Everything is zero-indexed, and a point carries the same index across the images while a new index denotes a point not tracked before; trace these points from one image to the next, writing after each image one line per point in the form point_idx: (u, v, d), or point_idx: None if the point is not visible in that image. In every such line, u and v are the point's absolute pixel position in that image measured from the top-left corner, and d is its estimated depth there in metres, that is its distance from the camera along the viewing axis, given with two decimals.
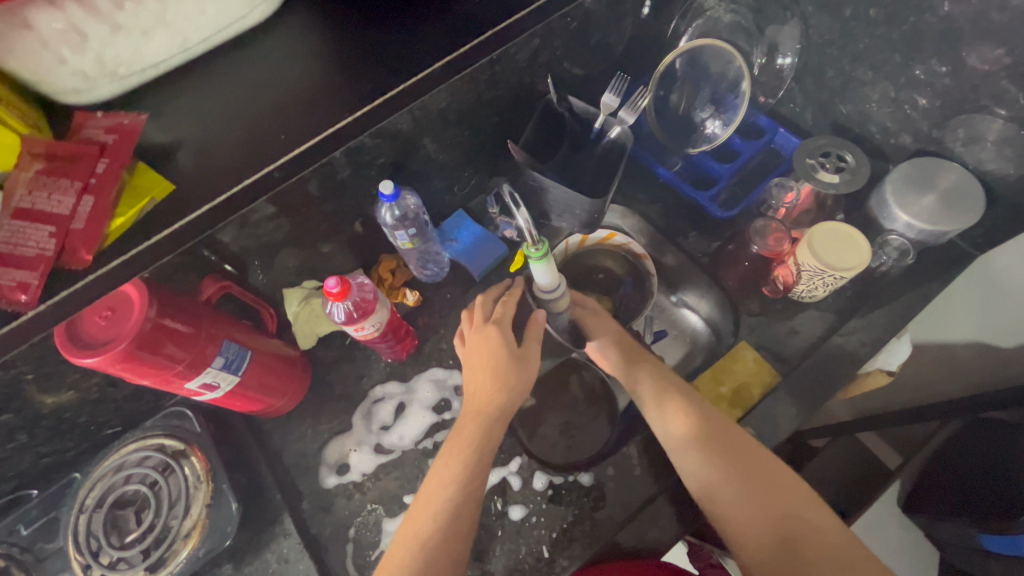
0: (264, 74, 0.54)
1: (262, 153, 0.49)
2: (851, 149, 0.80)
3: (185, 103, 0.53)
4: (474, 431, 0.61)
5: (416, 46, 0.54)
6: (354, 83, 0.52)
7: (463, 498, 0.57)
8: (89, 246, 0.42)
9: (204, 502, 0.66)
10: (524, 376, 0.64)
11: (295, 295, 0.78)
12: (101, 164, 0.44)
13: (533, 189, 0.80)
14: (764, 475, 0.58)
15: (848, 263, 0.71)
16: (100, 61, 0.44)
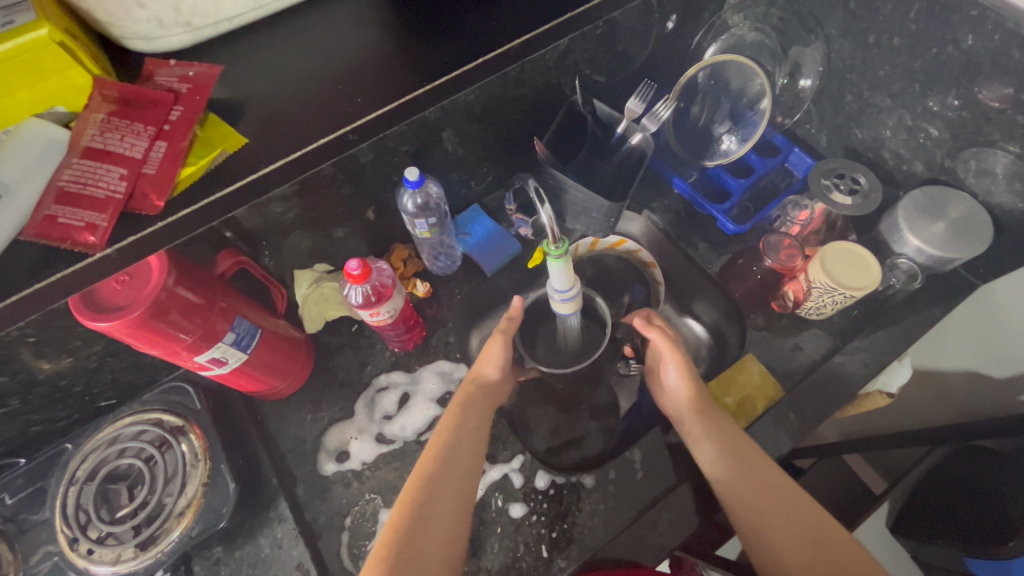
0: (322, 41, 0.57)
1: (338, 113, 0.52)
2: (864, 172, 0.81)
3: (246, 60, 0.55)
4: (463, 399, 0.67)
5: (487, 28, 0.57)
6: (427, 55, 0.56)
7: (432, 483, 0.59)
8: (162, 192, 0.45)
9: (201, 480, 0.65)
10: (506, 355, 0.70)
11: (305, 277, 0.78)
12: (175, 111, 0.48)
13: (552, 188, 0.80)
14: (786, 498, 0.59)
15: (858, 283, 0.72)
16: (177, 8, 0.47)
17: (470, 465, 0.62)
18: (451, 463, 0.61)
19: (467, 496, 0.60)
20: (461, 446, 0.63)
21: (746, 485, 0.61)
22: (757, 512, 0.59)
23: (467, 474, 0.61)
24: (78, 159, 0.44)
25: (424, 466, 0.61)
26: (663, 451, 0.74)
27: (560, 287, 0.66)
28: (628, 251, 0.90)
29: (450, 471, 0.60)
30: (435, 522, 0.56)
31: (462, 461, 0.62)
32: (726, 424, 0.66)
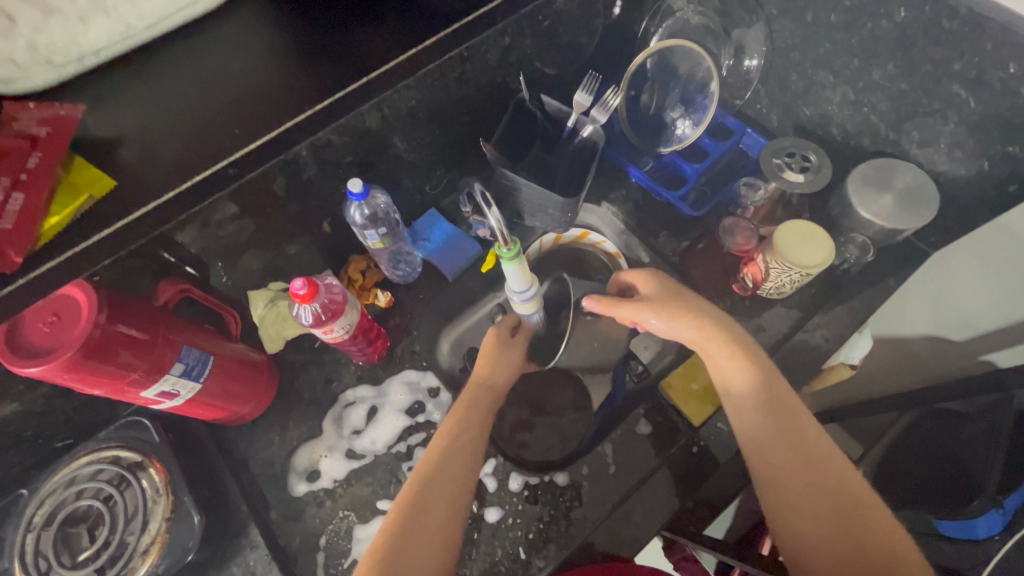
0: (208, 68, 0.55)
1: (215, 146, 0.50)
2: (814, 149, 0.82)
3: (124, 97, 0.53)
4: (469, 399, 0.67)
5: (374, 45, 0.57)
6: (311, 79, 0.54)
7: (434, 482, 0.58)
8: (20, 246, 0.40)
9: (164, 515, 0.63)
10: (512, 362, 0.72)
11: (261, 297, 0.76)
12: (34, 158, 0.43)
13: (506, 188, 0.79)
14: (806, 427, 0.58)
15: (813, 261, 0.72)
16: (31, 47, 0.45)
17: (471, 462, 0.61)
18: (447, 459, 0.60)
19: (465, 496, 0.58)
20: (459, 444, 0.61)
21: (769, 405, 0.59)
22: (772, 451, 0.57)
23: (465, 475, 0.59)
24: None
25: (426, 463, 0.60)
26: (633, 442, 0.75)
27: (518, 288, 0.66)
28: (592, 243, 0.90)
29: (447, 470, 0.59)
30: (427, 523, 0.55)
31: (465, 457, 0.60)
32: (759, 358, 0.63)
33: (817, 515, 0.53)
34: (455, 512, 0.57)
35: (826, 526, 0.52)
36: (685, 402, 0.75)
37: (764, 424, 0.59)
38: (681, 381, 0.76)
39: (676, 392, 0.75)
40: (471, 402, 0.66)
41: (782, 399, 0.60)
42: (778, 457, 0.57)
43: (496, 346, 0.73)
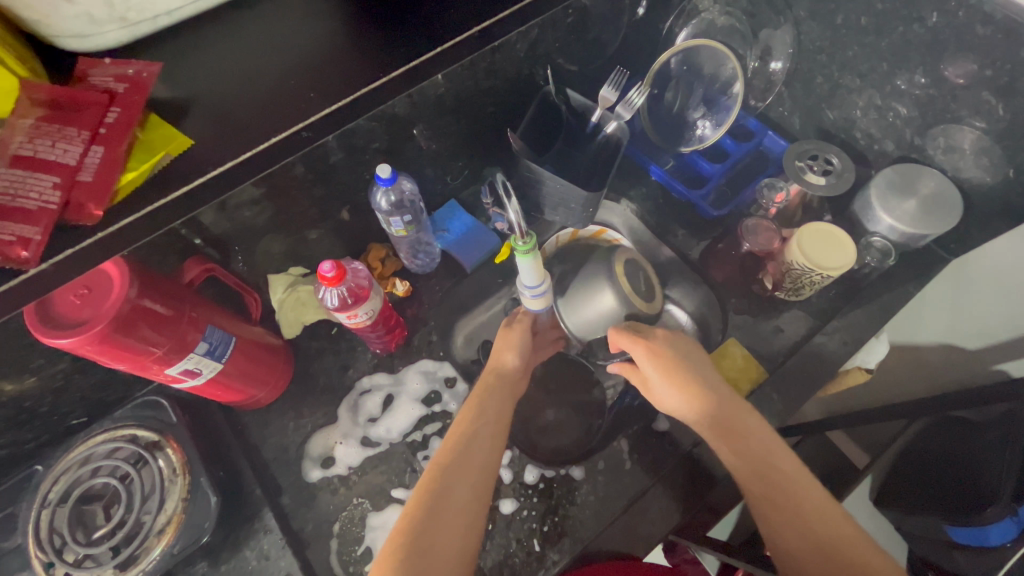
0: (276, 36, 0.56)
1: (289, 112, 0.51)
2: (837, 153, 0.82)
3: (191, 62, 0.53)
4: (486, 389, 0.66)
5: (439, 21, 0.58)
6: (381, 48, 0.55)
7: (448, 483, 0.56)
8: (100, 201, 0.42)
9: (181, 495, 0.63)
10: (518, 344, 0.71)
11: (281, 282, 0.76)
12: (111, 114, 0.44)
13: (529, 181, 0.79)
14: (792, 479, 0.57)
15: (835, 264, 0.73)
16: (110, 4, 0.44)
17: (490, 453, 0.59)
18: (461, 465, 0.57)
19: (485, 493, 0.57)
20: (475, 441, 0.60)
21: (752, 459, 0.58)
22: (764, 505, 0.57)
23: (482, 469, 0.58)
24: (3, 168, 0.40)
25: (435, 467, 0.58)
26: (649, 439, 0.75)
27: (530, 283, 0.66)
28: (609, 240, 0.90)
29: (461, 469, 0.57)
30: (443, 530, 0.52)
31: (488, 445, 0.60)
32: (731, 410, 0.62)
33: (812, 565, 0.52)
34: (476, 501, 0.56)
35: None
36: None
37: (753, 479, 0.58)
38: None
39: None
40: (487, 389, 0.66)
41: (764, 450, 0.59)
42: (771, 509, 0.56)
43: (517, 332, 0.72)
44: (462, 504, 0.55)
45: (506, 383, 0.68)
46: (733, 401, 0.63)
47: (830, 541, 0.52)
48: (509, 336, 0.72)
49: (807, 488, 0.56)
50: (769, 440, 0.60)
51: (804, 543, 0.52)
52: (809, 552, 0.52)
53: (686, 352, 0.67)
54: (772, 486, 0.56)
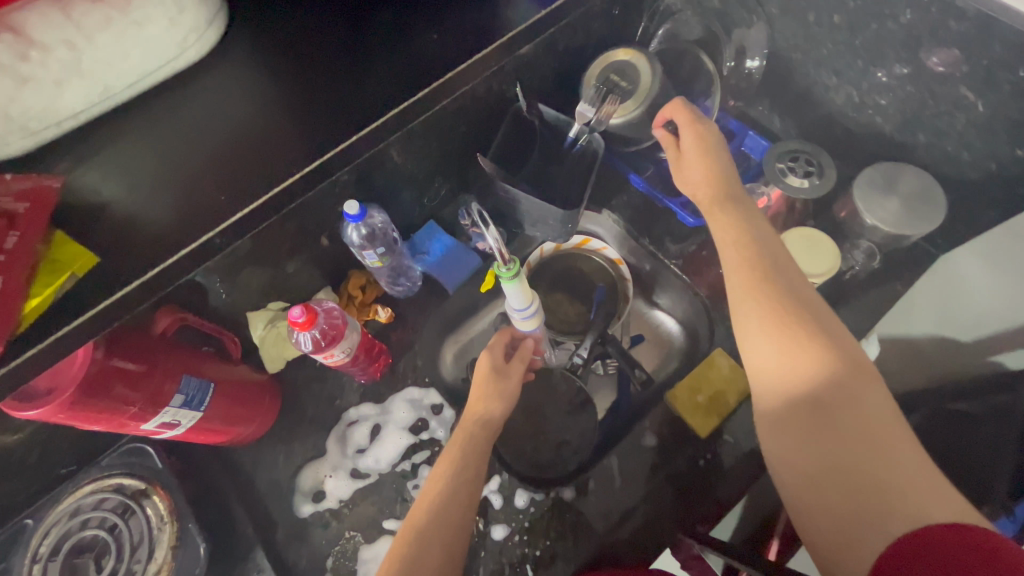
0: (192, 120, 0.54)
1: (201, 213, 0.50)
2: (818, 153, 0.80)
3: (106, 155, 0.53)
4: (460, 447, 0.62)
5: (362, 100, 0.56)
6: (295, 135, 0.54)
7: (421, 561, 0.54)
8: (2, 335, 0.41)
9: (169, 543, 0.63)
10: (510, 388, 0.67)
11: (260, 318, 0.76)
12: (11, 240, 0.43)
13: (506, 200, 0.78)
14: (819, 345, 0.51)
15: (813, 270, 0.72)
16: (7, 116, 0.45)
17: (469, 500, 0.59)
18: (440, 508, 0.57)
19: (462, 541, 0.56)
20: (457, 485, 0.59)
21: (765, 307, 0.55)
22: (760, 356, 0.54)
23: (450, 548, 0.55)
24: None
25: (416, 517, 0.57)
26: (639, 454, 0.74)
27: (516, 306, 0.65)
28: (593, 250, 0.90)
29: (446, 520, 0.56)
30: (428, 569, 0.53)
31: (459, 520, 0.57)
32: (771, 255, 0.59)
33: (797, 426, 0.50)
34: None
35: (800, 438, 0.49)
36: (691, 416, 0.75)
37: (759, 331, 0.54)
38: (686, 394, 0.76)
39: (680, 406, 0.75)
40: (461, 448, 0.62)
41: (790, 311, 0.54)
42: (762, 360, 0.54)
43: (492, 373, 0.67)
44: (441, 548, 0.55)
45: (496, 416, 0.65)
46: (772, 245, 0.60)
47: (811, 371, 0.50)
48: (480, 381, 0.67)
49: (811, 320, 0.53)
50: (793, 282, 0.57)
51: (791, 400, 0.51)
52: (793, 398, 0.51)
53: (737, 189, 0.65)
54: (765, 311, 0.55)
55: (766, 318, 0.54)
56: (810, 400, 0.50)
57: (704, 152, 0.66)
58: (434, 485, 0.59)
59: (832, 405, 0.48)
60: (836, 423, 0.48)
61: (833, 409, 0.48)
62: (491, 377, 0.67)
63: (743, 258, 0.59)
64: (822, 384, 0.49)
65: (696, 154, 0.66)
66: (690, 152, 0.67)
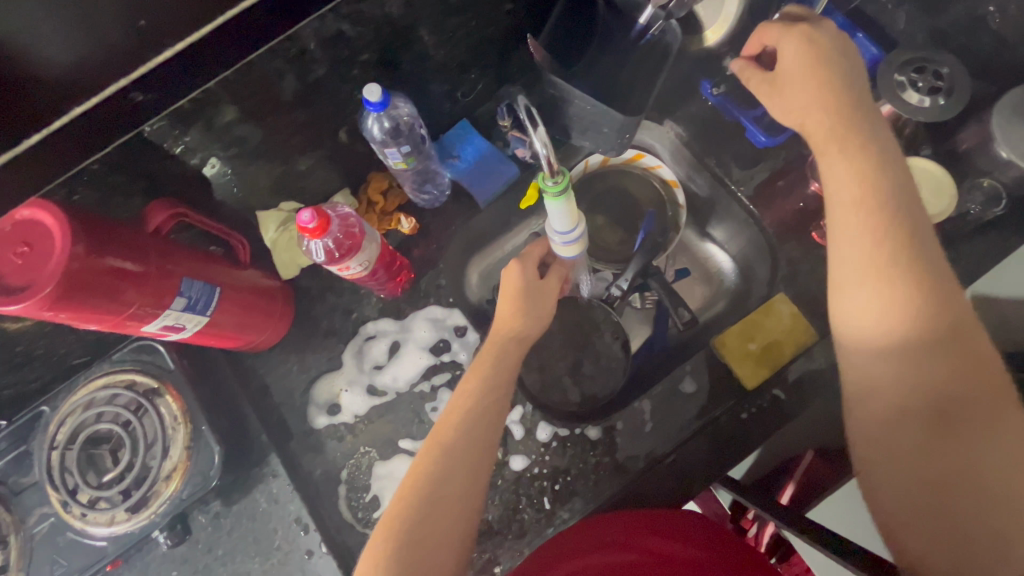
0: None
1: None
2: (948, 61, 0.64)
3: None
4: (483, 369, 0.56)
5: None
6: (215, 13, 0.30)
7: (437, 494, 0.49)
8: None
9: (184, 443, 0.62)
10: (542, 311, 0.59)
11: (272, 219, 0.69)
12: None
13: (553, 99, 0.65)
14: (950, 343, 0.42)
15: (922, 211, 0.59)
16: None
17: (494, 425, 0.53)
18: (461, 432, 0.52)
19: (485, 465, 0.51)
20: (480, 406, 0.53)
21: (893, 287, 0.44)
22: (870, 342, 0.45)
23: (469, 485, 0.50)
24: None
25: (438, 440, 0.52)
26: (675, 400, 0.69)
27: (559, 229, 0.56)
28: (645, 167, 0.78)
29: (467, 444, 0.51)
30: (444, 505, 0.49)
31: (478, 452, 0.51)
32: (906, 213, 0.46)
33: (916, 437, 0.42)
34: (465, 515, 0.49)
35: (919, 450, 0.41)
36: (739, 364, 0.67)
37: (878, 315, 0.44)
38: (737, 341, 0.68)
39: (728, 352, 0.68)
40: (484, 373, 0.55)
41: (928, 296, 0.43)
42: (878, 348, 0.44)
43: (525, 292, 0.58)
44: (462, 473, 0.50)
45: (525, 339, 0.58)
46: (906, 200, 0.47)
47: (947, 371, 0.42)
48: (510, 300, 0.58)
49: (952, 309, 0.43)
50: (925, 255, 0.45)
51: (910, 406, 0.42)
52: (913, 403, 0.42)
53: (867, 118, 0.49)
54: (889, 296, 0.44)
55: (896, 297, 0.43)
56: (938, 411, 0.41)
57: (807, 71, 0.50)
58: (454, 406, 0.54)
59: (962, 418, 0.41)
60: (960, 440, 0.40)
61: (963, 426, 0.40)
62: (523, 298, 0.58)
63: (869, 222, 0.46)
64: (957, 397, 0.41)
65: (806, 74, 0.49)
66: (793, 77, 0.51)
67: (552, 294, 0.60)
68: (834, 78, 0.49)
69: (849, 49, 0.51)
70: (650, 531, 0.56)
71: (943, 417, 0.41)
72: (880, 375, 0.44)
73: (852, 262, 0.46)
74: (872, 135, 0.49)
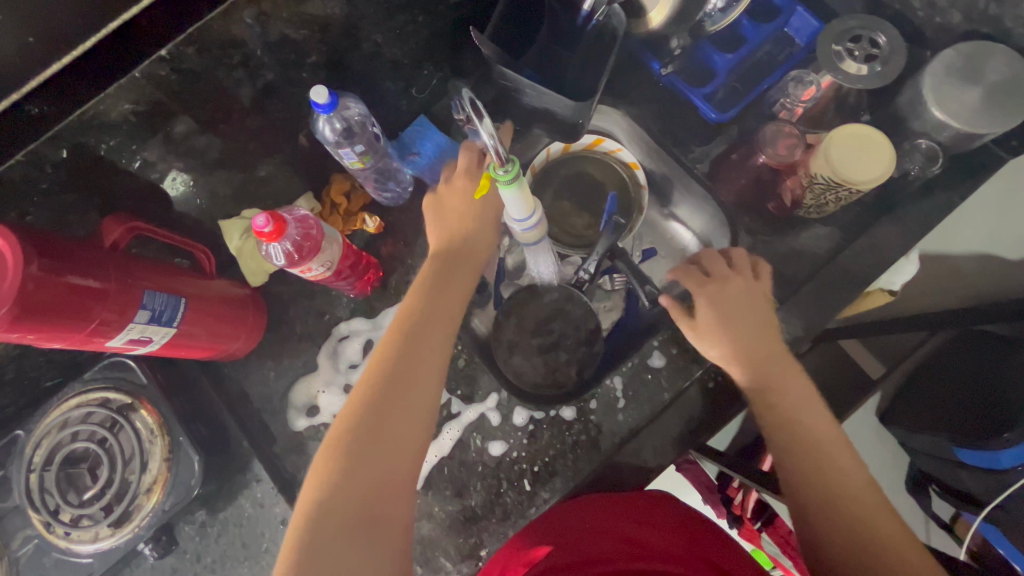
0: None
1: None
2: (885, 29, 0.66)
3: None
4: (425, 319, 0.54)
5: None
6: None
7: (364, 464, 0.46)
8: None
9: (162, 456, 0.63)
10: (479, 264, 0.59)
11: (236, 227, 0.69)
12: None
13: (506, 90, 0.66)
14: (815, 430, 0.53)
15: (865, 175, 0.61)
16: None
17: (431, 384, 0.51)
18: (384, 401, 0.49)
19: (412, 444, 0.49)
20: (422, 364, 0.51)
21: (772, 381, 0.56)
22: (772, 428, 0.55)
23: (400, 452, 0.48)
24: None
25: (365, 398, 0.49)
26: (646, 376, 0.71)
27: (520, 217, 0.57)
28: (605, 151, 0.80)
29: (396, 414, 0.49)
30: (368, 475, 0.46)
31: (411, 419, 0.49)
32: (757, 322, 0.59)
33: (830, 513, 0.49)
34: (388, 488, 0.47)
35: (834, 523, 0.49)
36: None
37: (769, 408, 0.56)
38: None
39: None
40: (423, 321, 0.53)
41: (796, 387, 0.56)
42: (777, 428, 0.55)
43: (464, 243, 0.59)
44: (385, 446, 0.48)
45: (447, 298, 0.56)
46: (752, 310, 0.60)
47: (814, 455, 0.52)
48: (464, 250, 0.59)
49: (805, 402, 0.55)
50: (808, 405, 0.55)
51: (814, 484, 0.51)
52: (813, 483, 0.51)
53: (752, 302, 0.60)
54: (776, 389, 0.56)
55: (767, 380, 0.56)
56: (842, 491, 0.50)
57: (725, 320, 0.59)
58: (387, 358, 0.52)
59: (839, 484, 0.50)
60: (848, 511, 0.49)
61: (847, 502, 0.49)
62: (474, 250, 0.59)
63: (740, 359, 0.58)
64: (846, 484, 0.50)
65: (737, 302, 0.60)
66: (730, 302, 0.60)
67: (475, 258, 0.59)
68: (767, 316, 0.60)
69: (750, 301, 0.60)
70: (617, 516, 0.58)
71: (836, 500, 0.50)
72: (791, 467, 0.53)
73: (728, 346, 0.58)
74: (743, 291, 0.61)
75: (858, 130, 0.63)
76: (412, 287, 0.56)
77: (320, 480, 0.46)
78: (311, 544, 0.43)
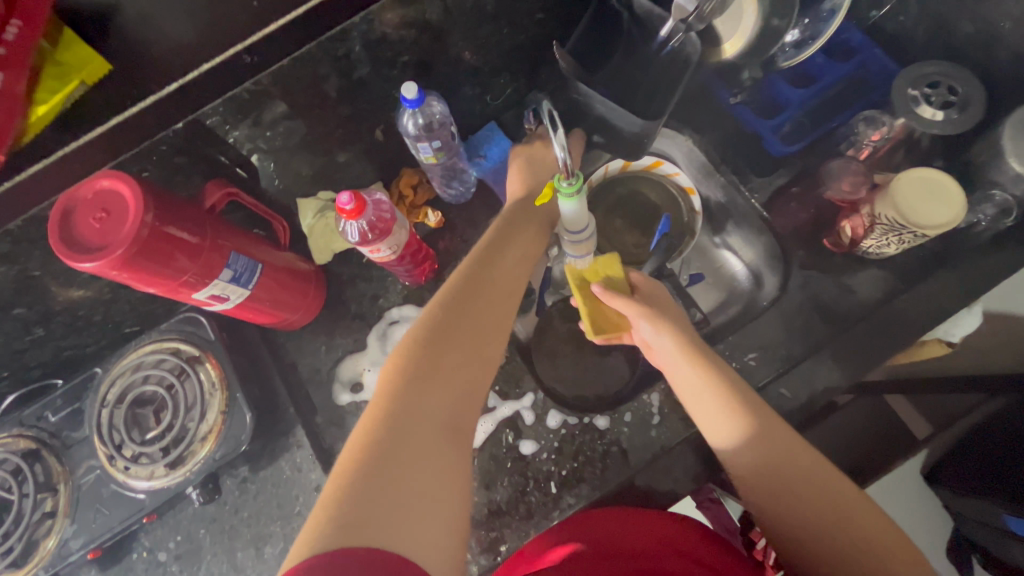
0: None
1: None
2: (964, 79, 0.66)
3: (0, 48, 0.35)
4: (488, 270, 0.58)
5: None
6: None
7: (433, 385, 0.48)
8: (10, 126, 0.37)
9: (220, 408, 0.67)
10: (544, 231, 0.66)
11: (310, 207, 0.75)
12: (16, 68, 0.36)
13: (578, 104, 0.69)
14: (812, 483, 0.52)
15: (933, 220, 0.61)
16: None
17: (495, 325, 0.55)
18: (459, 341, 0.52)
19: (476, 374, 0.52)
20: (489, 307, 0.55)
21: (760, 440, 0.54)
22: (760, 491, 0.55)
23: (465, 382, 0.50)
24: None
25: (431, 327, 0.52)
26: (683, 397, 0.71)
27: (573, 228, 0.60)
28: (664, 174, 0.81)
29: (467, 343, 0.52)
30: (435, 397, 0.47)
31: (474, 349, 0.52)
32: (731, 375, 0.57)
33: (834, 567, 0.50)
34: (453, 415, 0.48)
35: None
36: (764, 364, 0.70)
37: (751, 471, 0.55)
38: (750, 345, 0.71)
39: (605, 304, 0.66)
40: (488, 270, 0.58)
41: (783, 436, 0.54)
42: (758, 489, 0.55)
43: (522, 213, 0.66)
44: (456, 385, 0.50)
45: (510, 262, 0.61)
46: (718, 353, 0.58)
47: (810, 512, 0.52)
48: (535, 222, 0.66)
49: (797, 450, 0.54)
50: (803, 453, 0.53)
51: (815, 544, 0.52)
52: (812, 541, 0.52)
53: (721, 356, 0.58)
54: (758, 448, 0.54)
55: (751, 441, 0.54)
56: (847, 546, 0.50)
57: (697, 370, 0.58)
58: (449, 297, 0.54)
59: (840, 536, 0.50)
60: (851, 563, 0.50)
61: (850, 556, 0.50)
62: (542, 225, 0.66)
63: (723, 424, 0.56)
64: (848, 535, 0.50)
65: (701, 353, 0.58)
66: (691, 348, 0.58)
67: (537, 239, 0.64)
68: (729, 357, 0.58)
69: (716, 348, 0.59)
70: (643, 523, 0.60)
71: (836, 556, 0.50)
72: (792, 523, 0.53)
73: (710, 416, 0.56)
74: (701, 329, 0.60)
75: (938, 182, 0.62)
76: (476, 248, 0.61)
77: (393, 399, 0.46)
78: (384, 452, 0.42)
